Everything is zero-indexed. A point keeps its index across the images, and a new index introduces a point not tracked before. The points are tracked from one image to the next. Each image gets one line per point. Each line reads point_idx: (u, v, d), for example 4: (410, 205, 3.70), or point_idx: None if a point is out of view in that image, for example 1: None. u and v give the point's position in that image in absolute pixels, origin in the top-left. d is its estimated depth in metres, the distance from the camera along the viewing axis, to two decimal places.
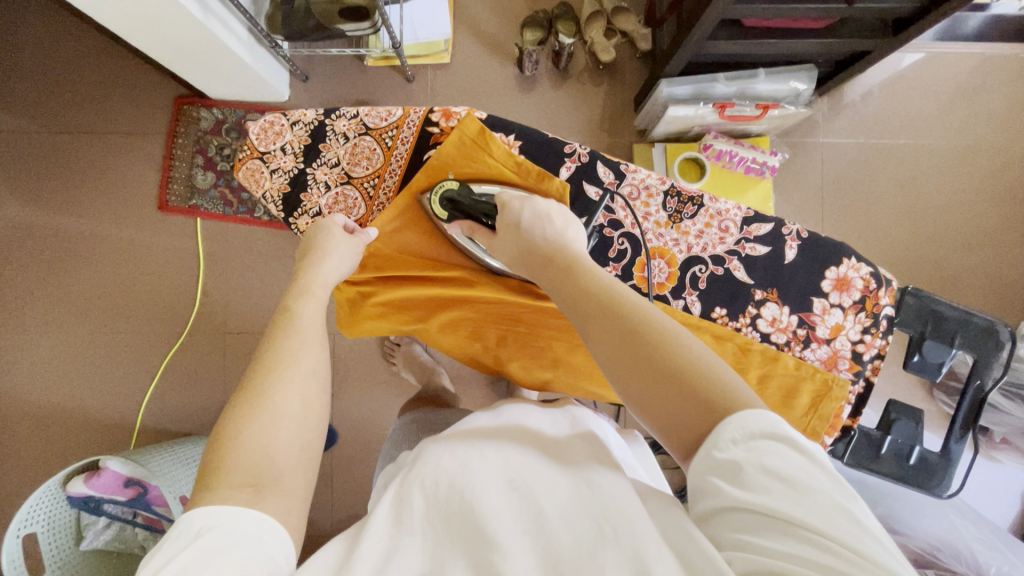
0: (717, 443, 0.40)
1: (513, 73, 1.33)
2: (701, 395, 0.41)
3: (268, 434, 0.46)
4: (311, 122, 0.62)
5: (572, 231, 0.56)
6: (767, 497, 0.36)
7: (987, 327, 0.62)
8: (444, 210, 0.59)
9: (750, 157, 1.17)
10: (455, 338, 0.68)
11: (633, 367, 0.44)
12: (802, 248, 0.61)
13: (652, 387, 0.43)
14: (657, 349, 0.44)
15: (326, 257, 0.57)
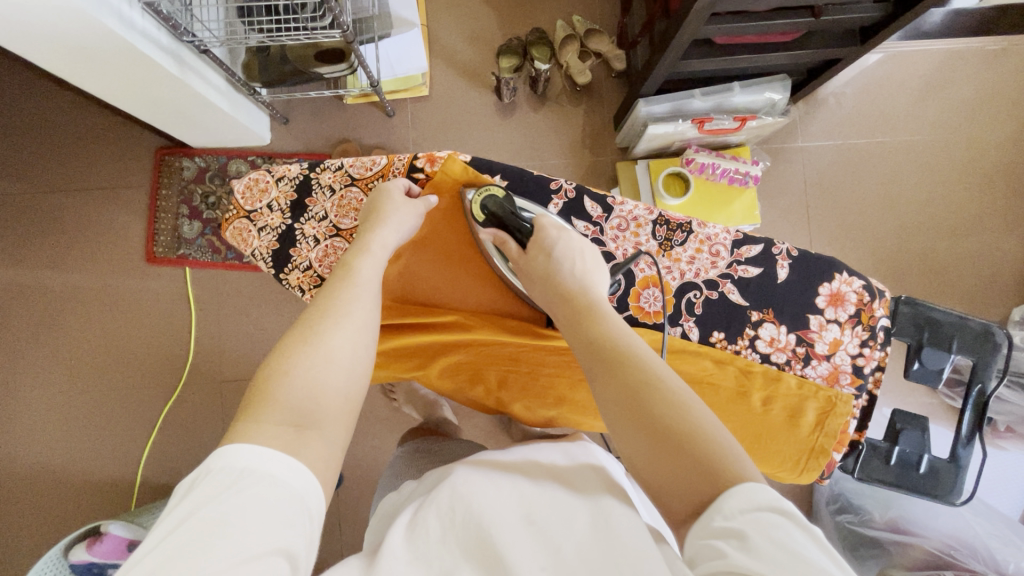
0: (720, 512, 0.39)
1: (492, 101, 1.34)
2: (705, 464, 0.42)
3: (319, 375, 0.47)
4: (296, 176, 0.62)
5: (597, 274, 0.57)
6: (761, 563, 0.34)
7: (983, 331, 0.63)
8: (481, 214, 0.59)
9: (732, 168, 1.19)
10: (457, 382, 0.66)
11: (641, 424, 0.45)
12: (795, 266, 0.62)
13: (656, 447, 0.44)
14: (668, 411, 0.45)
15: (387, 222, 0.57)
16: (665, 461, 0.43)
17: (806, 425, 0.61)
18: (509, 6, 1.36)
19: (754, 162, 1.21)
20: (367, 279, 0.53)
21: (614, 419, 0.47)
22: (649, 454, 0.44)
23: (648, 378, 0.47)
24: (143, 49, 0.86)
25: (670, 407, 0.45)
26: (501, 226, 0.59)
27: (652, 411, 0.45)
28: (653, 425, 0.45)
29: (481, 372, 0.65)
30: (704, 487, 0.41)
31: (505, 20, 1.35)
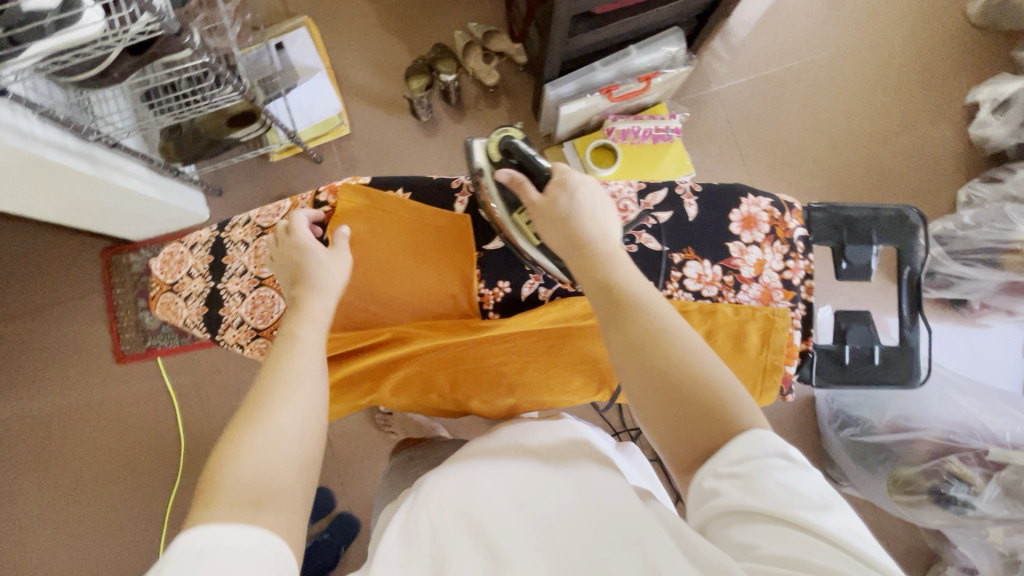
0: (724, 459, 0.43)
1: (413, 122, 1.36)
2: (706, 412, 0.45)
3: (271, 448, 0.45)
4: (210, 240, 0.63)
5: (608, 222, 0.57)
6: (775, 504, 0.39)
7: (897, 214, 0.65)
8: (496, 154, 0.61)
9: (651, 127, 1.22)
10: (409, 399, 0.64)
11: (653, 364, 0.47)
12: (701, 201, 0.64)
13: (662, 383, 0.46)
14: (683, 358, 0.47)
15: (312, 273, 0.57)
16: (673, 404, 0.45)
17: (754, 347, 0.62)
18: (406, 30, 1.39)
19: (672, 116, 1.24)
20: (306, 338, 0.53)
21: (625, 358, 0.49)
22: (657, 388, 0.46)
23: (662, 326, 0.48)
24: (51, 157, 0.87)
25: (685, 355, 0.47)
26: (519, 168, 0.60)
27: (662, 355, 0.47)
28: (660, 371, 0.47)
29: (430, 383, 0.63)
30: (709, 437, 0.44)
31: (406, 44, 1.38)
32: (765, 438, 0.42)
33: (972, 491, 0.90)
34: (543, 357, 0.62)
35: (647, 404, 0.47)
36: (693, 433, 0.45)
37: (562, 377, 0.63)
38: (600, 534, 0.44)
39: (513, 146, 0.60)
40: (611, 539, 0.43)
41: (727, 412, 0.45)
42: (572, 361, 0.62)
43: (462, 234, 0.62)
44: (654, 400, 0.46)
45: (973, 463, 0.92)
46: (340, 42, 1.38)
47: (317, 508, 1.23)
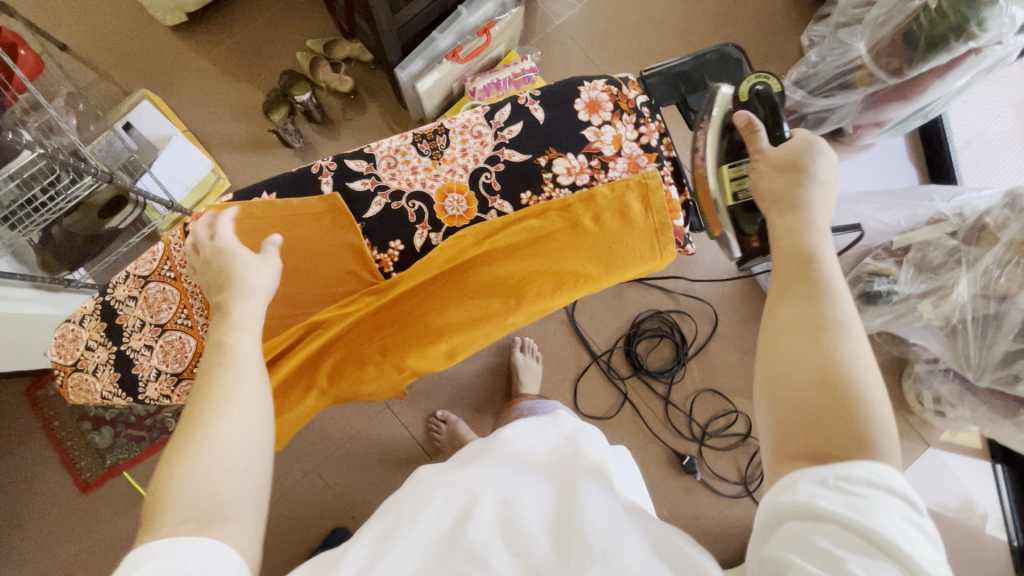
0: (841, 468, 0.42)
1: (289, 152, 1.35)
2: (838, 413, 0.45)
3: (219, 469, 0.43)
4: (96, 307, 0.61)
5: (820, 212, 0.56)
6: (870, 522, 0.38)
7: (719, 54, 0.71)
8: (746, 91, 0.66)
9: (508, 75, 1.24)
10: (347, 379, 0.64)
11: (809, 350, 0.47)
12: (545, 103, 0.67)
13: (807, 367, 0.47)
14: (841, 359, 0.47)
15: (251, 281, 0.55)
16: (810, 391, 0.46)
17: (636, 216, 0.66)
18: (249, 69, 1.38)
19: (524, 59, 1.28)
20: (238, 350, 0.50)
21: (774, 339, 0.50)
22: (798, 371, 0.47)
23: (824, 320, 0.49)
24: None
25: (843, 356, 0.47)
26: (770, 108, 0.65)
27: (821, 346, 0.47)
28: (809, 363, 0.47)
29: (362, 355, 0.64)
30: (828, 436, 0.44)
31: (254, 82, 1.37)
32: (883, 471, 0.41)
33: (892, 281, 0.98)
34: (459, 291, 0.64)
35: (781, 390, 0.47)
36: (811, 430, 0.45)
37: (482, 305, 0.65)
38: (580, 543, 0.51)
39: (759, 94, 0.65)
40: (591, 548, 0.50)
41: (859, 426, 0.44)
42: (485, 286, 0.64)
43: (338, 212, 0.63)
44: (792, 377, 0.47)
45: (885, 257, 0.99)
46: (188, 102, 1.35)
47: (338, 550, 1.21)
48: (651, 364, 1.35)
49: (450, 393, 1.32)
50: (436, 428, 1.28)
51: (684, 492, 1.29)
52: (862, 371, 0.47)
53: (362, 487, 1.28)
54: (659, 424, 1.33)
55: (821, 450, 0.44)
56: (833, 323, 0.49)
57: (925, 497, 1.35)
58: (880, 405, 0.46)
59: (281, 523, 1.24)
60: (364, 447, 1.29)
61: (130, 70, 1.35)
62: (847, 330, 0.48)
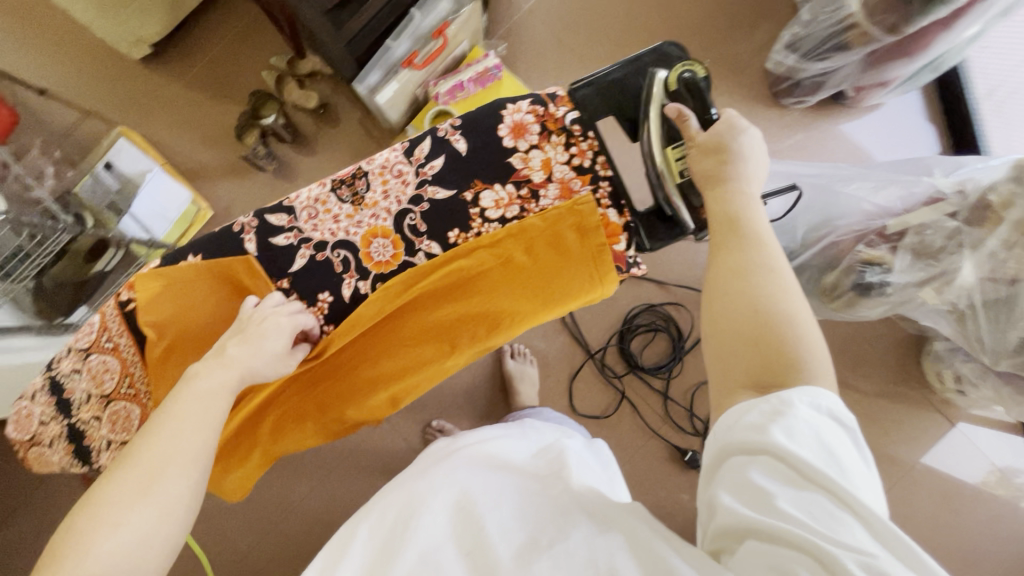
0: (780, 397, 0.42)
1: (266, 175, 1.35)
2: (772, 352, 0.45)
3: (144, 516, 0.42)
4: (45, 382, 0.63)
5: (751, 166, 0.55)
6: (803, 450, 0.39)
7: (656, 55, 0.65)
8: (674, 81, 0.60)
9: (472, 75, 1.18)
10: (293, 436, 0.66)
11: (744, 294, 0.47)
12: (466, 133, 0.63)
13: (738, 312, 0.47)
14: (769, 297, 0.47)
15: (249, 337, 0.55)
16: (744, 333, 0.46)
17: (574, 243, 0.62)
18: (220, 95, 1.38)
19: (488, 55, 1.21)
20: (207, 411, 0.49)
21: (713, 283, 0.50)
22: (732, 317, 0.47)
23: (753, 260, 0.49)
24: None
25: (773, 294, 0.47)
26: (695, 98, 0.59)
27: (751, 284, 0.48)
28: (742, 309, 0.47)
29: (304, 412, 0.66)
30: (765, 376, 0.44)
31: (227, 108, 1.37)
32: (823, 395, 0.42)
33: (886, 270, 0.88)
34: (392, 343, 0.65)
35: (718, 331, 0.48)
36: (756, 371, 0.45)
37: (417, 352, 0.65)
38: (531, 544, 0.51)
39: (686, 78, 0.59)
40: (539, 547, 0.50)
41: (795, 363, 0.44)
42: (416, 334, 0.65)
43: (264, 269, 0.62)
44: (726, 323, 0.47)
45: (878, 243, 0.90)
46: (166, 133, 1.36)
47: None
48: (647, 360, 1.31)
49: (446, 402, 1.33)
50: (433, 439, 1.29)
51: (689, 487, 1.26)
52: (788, 299, 0.47)
53: (367, 498, 1.31)
54: (658, 420, 1.30)
55: (762, 385, 0.44)
56: (768, 266, 0.49)
57: (951, 479, 1.28)
58: (815, 338, 0.46)
59: (294, 537, 1.29)
60: (367, 460, 1.32)
61: (106, 106, 1.36)
62: (779, 268, 0.49)
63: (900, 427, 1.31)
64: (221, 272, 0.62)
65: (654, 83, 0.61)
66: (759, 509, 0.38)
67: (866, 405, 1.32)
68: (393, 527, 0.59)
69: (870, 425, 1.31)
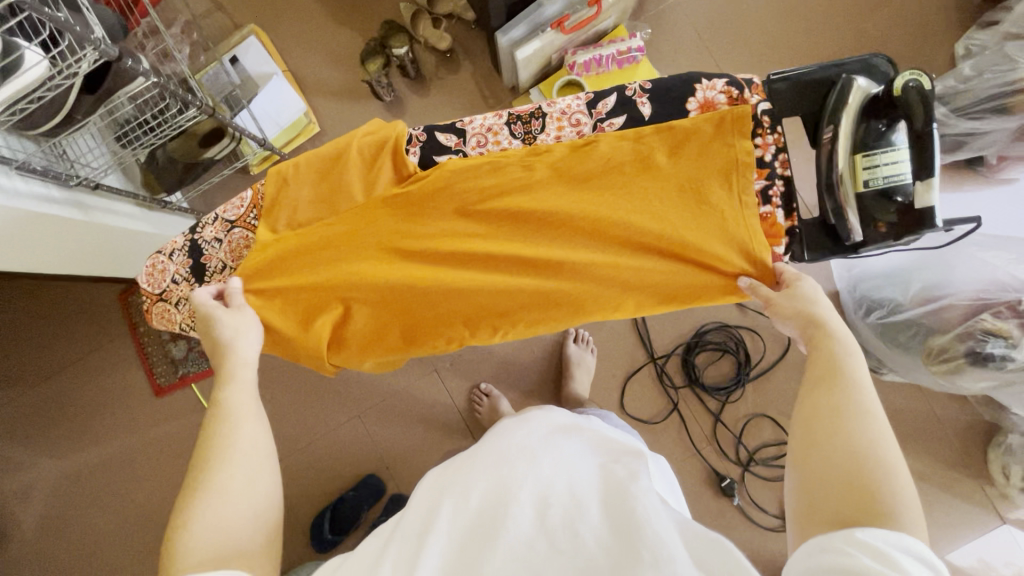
0: (861, 531, 0.40)
1: (378, 106, 1.36)
2: (860, 494, 0.44)
3: (226, 508, 0.52)
4: (186, 243, 0.69)
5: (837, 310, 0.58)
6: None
7: (864, 63, 0.61)
8: (897, 88, 0.54)
9: (613, 52, 1.16)
10: (429, 309, 0.67)
11: (843, 432, 0.47)
12: (654, 98, 0.62)
13: (842, 457, 0.46)
14: (872, 466, 0.45)
15: (232, 343, 0.64)
16: (844, 474, 0.45)
17: (715, 183, 0.61)
18: (353, 17, 1.38)
19: (632, 36, 1.19)
20: None
21: (803, 414, 0.51)
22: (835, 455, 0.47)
23: (852, 405, 0.49)
24: (50, 212, 0.90)
25: (850, 422, 0.48)
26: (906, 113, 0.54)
27: (852, 427, 0.48)
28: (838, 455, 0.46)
29: (399, 309, 0.68)
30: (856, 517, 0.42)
31: (356, 30, 1.38)
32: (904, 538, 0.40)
33: (1010, 345, 0.85)
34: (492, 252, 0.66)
35: (804, 463, 0.48)
36: (841, 499, 0.44)
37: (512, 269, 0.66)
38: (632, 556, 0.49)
39: (915, 87, 0.53)
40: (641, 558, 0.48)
41: (882, 507, 0.43)
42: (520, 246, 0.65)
43: None
44: (810, 445, 0.48)
45: (1007, 316, 0.87)
46: (293, 41, 1.38)
47: (370, 494, 1.28)
48: (708, 378, 1.29)
49: (498, 368, 1.33)
50: (478, 400, 1.30)
51: (717, 513, 1.25)
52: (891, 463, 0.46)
53: (401, 440, 1.33)
54: (703, 440, 1.28)
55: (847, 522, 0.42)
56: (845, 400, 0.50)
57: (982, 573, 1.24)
58: (903, 493, 0.44)
59: (324, 458, 1.33)
60: (408, 405, 1.33)
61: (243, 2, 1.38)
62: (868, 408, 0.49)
63: (944, 509, 1.27)
64: (383, 167, 0.66)
65: (852, 89, 0.59)
66: None
67: (916, 480, 1.28)
68: (480, 515, 0.58)
69: None
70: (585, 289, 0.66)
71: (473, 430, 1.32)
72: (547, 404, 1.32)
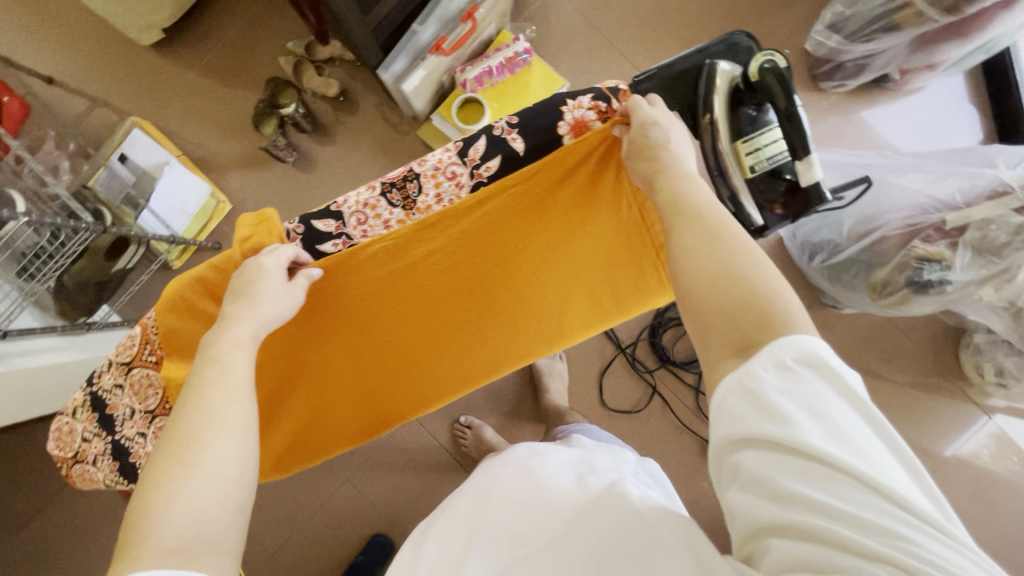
0: (754, 363, 0.38)
1: (286, 166, 1.31)
2: (750, 316, 0.41)
3: (184, 491, 0.42)
4: (86, 398, 0.62)
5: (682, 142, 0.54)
6: (799, 431, 0.35)
7: (725, 44, 0.59)
8: (755, 73, 0.52)
9: (500, 61, 1.13)
10: (382, 388, 0.77)
11: (710, 263, 0.44)
12: (524, 131, 0.59)
13: (722, 294, 0.43)
14: (750, 285, 0.42)
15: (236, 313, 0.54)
16: (727, 318, 0.42)
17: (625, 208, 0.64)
18: (234, 82, 1.32)
19: (517, 38, 1.16)
20: None
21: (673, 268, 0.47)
22: (711, 295, 0.43)
23: (716, 230, 0.46)
24: None
25: (709, 252, 0.45)
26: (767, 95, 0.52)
27: (716, 255, 0.45)
28: (713, 288, 0.43)
29: (355, 401, 0.77)
30: (759, 331, 0.40)
31: (241, 96, 1.32)
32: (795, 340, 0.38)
33: (946, 267, 0.85)
34: (423, 336, 0.73)
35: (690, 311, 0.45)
36: (735, 327, 0.41)
37: (444, 348, 0.76)
38: None
39: (771, 69, 0.52)
40: None
41: (772, 315, 0.40)
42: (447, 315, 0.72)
43: None
44: (687, 290, 0.45)
45: (936, 239, 0.86)
46: (180, 123, 1.32)
47: (380, 553, 1.26)
48: (678, 354, 1.29)
49: (473, 397, 1.31)
50: (461, 434, 1.28)
51: None
52: (756, 270, 0.43)
53: (396, 492, 1.31)
54: (690, 415, 1.28)
55: (749, 348, 0.40)
56: (713, 228, 0.46)
57: (981, 467, 1.27)
58: (784, 293, 0.42)
59: (325, 531, 1.30)
60: (395, 456, 1.31)
61: (117, 95, 1.31)
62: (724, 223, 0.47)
63: (933, 418, 1.29)
64: None
65: (719, 74, 0.56)
66: (778, 504, 0.35)
67: (901, 397, 1.30)
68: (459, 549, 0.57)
69: (901, 414, 1.30)
70: (516, 332, 0.77)
71: (465, 464, 1.30)
72: (530, 420, 1.31)
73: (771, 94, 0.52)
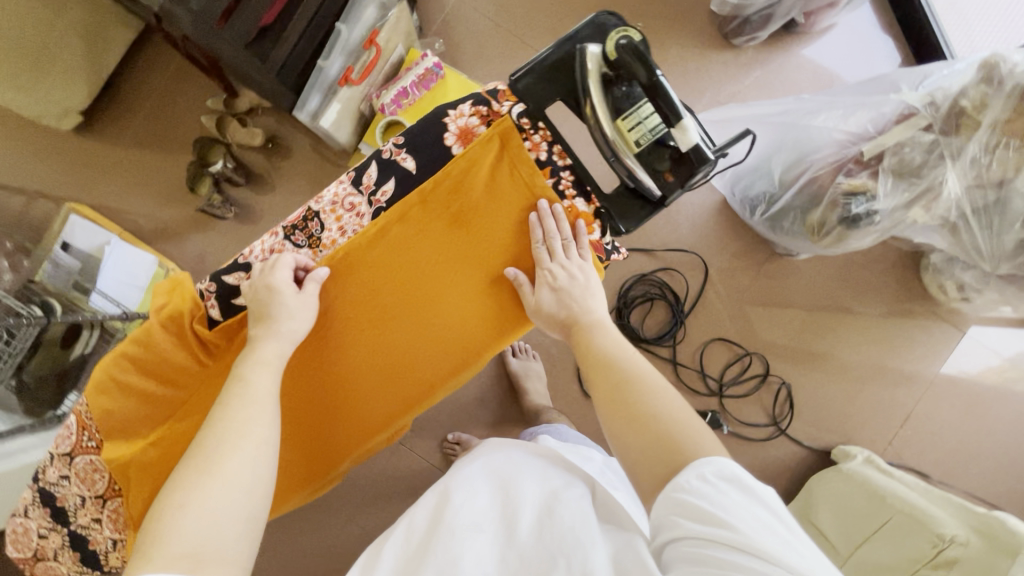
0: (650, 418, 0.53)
1: (230, 222, 1.31)
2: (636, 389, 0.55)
3: (200, 501, 0.47)
4: (35, 495, 0.66)
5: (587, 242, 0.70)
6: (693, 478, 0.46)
7: (593, 26, 0.58)
8: (614, 51, 0.55)
9: (413, 78, 1.13)
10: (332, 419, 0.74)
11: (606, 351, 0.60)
12: (411, 150, 0.64)
13: (618, 378, 0.57)
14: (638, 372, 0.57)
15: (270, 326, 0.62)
16: (652, 450, 0.50)
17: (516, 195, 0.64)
18: (162, 150, 1.32)
19: (426, 54, 1.15)
20: None
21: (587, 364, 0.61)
22: (610, 379, 0.58)
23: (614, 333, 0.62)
24: None
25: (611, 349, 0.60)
26: (627, 76, 0.56)
27: (613, 348, 0.60)
28: (611, 371, 0.58)
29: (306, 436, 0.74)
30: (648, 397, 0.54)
31: (172, 162, 1.32)
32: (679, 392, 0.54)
33: (870, 198, 0.86)
34: (361, 358, 0.71)
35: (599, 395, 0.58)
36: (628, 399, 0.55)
37: (378, 369, 0.73)
38: None
39: (625, 43, 0.55)
40: None
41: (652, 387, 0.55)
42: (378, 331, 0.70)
43: None
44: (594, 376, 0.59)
45: (858, 172, 0.87)
46: (116, 200, 1.31)
47: None
48: (649, 331, 1.30)
49: (457, 413, 1.31)
50: (452, 451, 1.28)
51: None
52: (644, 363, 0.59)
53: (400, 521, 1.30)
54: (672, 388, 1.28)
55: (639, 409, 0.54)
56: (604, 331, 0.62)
57: (964, 381, 1.28)
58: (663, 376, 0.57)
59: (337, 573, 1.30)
60: (392, 486, 1.31)
61: (48, 184, 1.31)
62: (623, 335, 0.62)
63: (911, 343, 1.30)
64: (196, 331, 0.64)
65: (588, 59, 0.57)
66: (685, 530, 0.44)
67: (876, 328, 1.31)
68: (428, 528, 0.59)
69: (878, 346, 1.30)
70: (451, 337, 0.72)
71: None
72: (518, 424, 1.31)
73: (636, 68, 0.55)
